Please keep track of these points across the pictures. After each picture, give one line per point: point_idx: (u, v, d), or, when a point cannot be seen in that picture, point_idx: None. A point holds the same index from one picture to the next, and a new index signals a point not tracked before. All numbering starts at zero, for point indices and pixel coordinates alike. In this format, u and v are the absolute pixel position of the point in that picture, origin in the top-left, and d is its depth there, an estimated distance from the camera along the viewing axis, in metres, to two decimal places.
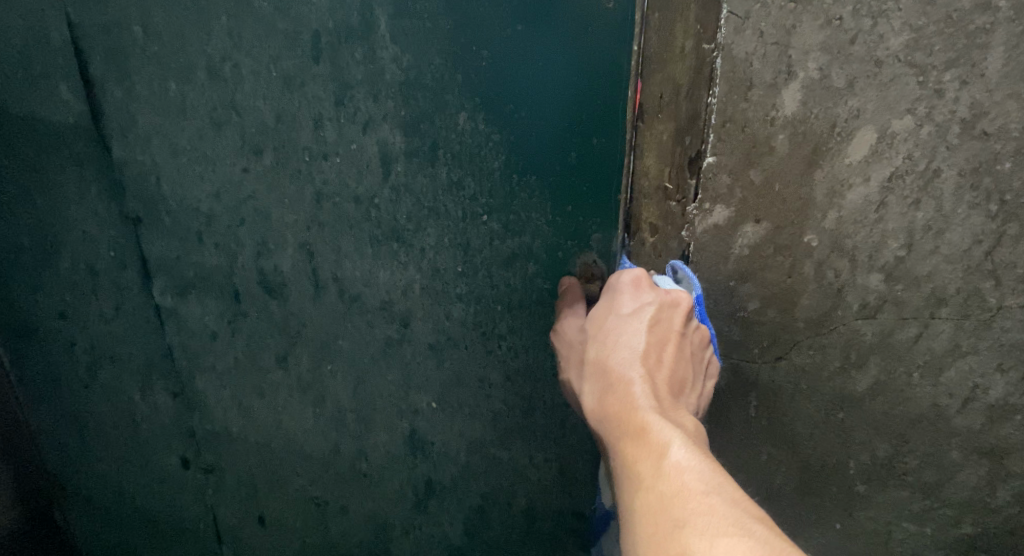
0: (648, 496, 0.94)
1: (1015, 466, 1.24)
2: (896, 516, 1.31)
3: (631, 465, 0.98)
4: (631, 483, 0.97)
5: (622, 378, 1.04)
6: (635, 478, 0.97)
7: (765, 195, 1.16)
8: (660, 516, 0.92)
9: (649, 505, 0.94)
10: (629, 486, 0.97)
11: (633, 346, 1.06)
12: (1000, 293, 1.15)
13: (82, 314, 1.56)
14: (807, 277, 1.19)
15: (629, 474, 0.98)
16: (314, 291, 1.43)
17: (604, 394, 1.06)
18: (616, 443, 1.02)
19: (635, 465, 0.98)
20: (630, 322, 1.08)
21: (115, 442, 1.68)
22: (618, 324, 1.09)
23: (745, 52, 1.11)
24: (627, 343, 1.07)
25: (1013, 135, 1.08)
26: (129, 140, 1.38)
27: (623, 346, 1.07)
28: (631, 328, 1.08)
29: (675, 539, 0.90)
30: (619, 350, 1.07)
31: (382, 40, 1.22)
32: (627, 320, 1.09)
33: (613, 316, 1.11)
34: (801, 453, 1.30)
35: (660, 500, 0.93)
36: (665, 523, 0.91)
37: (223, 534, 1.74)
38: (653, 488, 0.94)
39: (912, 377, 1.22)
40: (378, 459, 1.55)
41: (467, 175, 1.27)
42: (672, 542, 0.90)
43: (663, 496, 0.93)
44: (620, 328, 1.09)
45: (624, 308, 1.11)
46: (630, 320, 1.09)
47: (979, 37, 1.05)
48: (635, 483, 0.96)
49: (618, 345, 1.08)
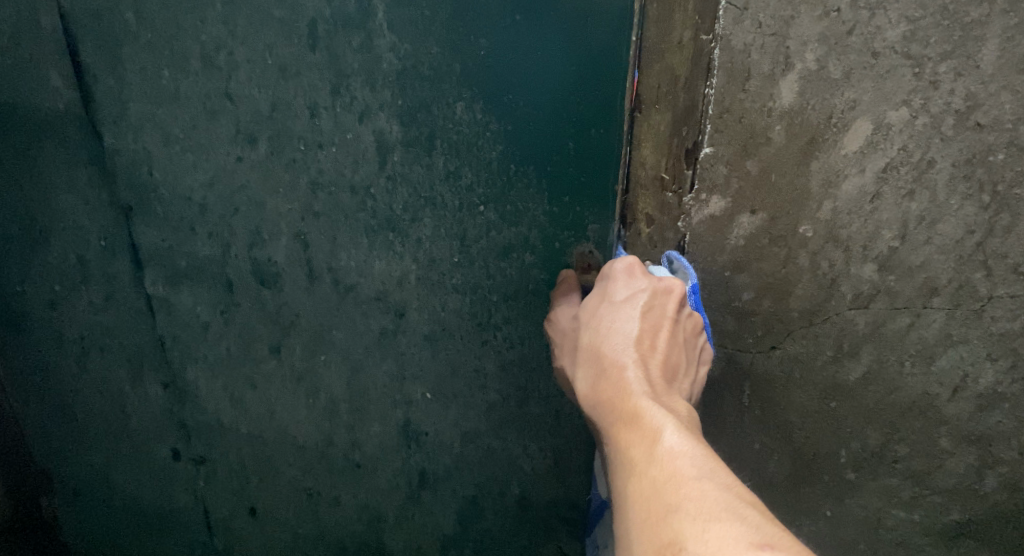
0: (641, 480, 0.95)
1: (1003, 453, 1.26)
2: (886, 503, 1.33)
3: (624, 451, 0.98)
4: (623, 468, 0.98)
5: (614, 364, 1.05)
6: (628, 463, 0.97)
7: (761, 186, 1.18)
8: (652, 500, 0.93)
9: (641, 493, 0.94)
10: (622, 471, 0.98)
11: (627, 332, 1.06)
12: (992, 283, 1.17)
13: (72, 304, 1.54)
14: (801, 267, 1.20)
15: (622, 460, 0.98)
16: (308, 281, 1.42)
17: (600, 378, 1.06)
18: (609, 429, 1.02)
19: (628, 450, 0.98)
20: (623, 308, 1.09)
21: (103, 432, 1.66)
22: (611, 311, 1.10)
23: (743, 43, 1.12)
24: (622, 330, 1.07)
25: (1006, 126, 1.10)
26: (121, 128, 1.37)
27: (617, 332, 1.07)
28: (624, 315, 1.08)
29: (668, 524, 0.90)
30: (613, 336, 1.07)
31: (380, 28, 1.22)
32: (620, 307, 1.09)
33: (606, 303, 1.11)
34: (793, 442, 1.32)
35: (652, 485, 0.94)
36: (658, 508, 0.92)
37: (213, 525, 1.73)
38: (645, 472, 0.95)
39: (903, 365, 1.24)
40: (372, 449, 1.55)
41: (464, 164, 1.27)
42: (666, 527, 0.90)
43: (656, 481, 0.94)
44: (614, 314, 1.09)
45: (618, 295, 1.11)
46: (624, 306, 1.09)
47: (974, 29, 1.07)
48: (629, 469, 0.97)
49: (612, 332, 1.08)
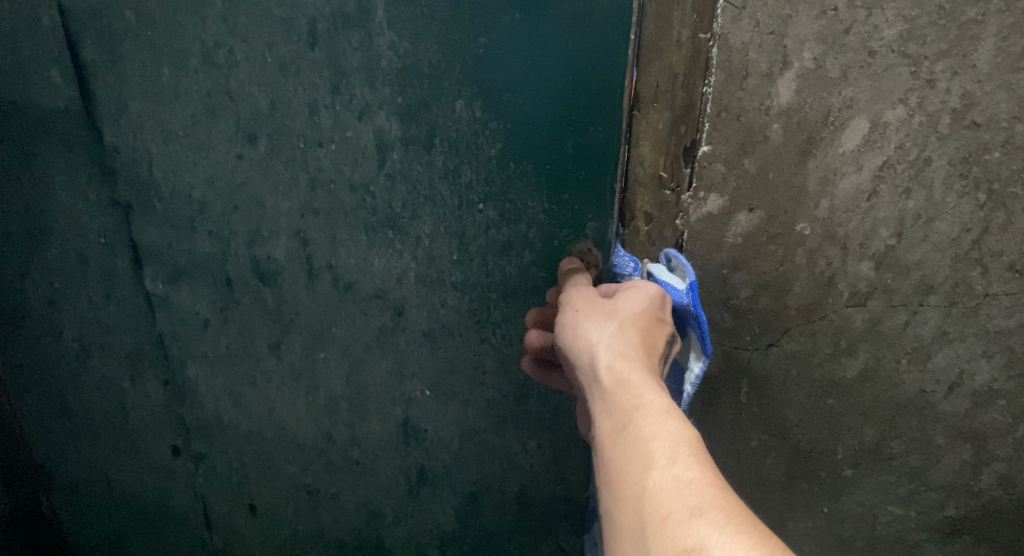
0: (661, 477, 0.90)
1: (998, 450, 1.27)
2: (883, 499, 1.33)
3: (647, 443, 0.93)
4: (642, 460, 0.92)
5: (646, 362, 1.00)
6: (647, 456, 0.92)
7: (759, 184, 1.18)
8: (673, 500, 0.88)
9: (664, 490, 0.89)
10: (641, 462, 0.92)
11: (657, 343, 1.04)
12: (987, 281, 1.18)
13: (71, 301, 1.55)
14: (798, 265, 1.21)
15: (643, 452, 0.93)
16: (308, 279, 1.43)
17: (629, 360, 1.00)
18: (629, 411, 0.96)
19: (649, 442, 0.93)
20: (655, 320, 1.06)
21: (103, 429, 1.67)
22: (645, 314, 1.06)
23: (741, 41, 1.13)
24: (653, 339, 1.04)
25: (1002, 125, 1.11)
26: (121, 125, 1.37)
27: (649, 337, 1.04)
28: (655, 326, 1.06)
29: (689, 526, 0.86)
30: (646, 338, 1.04)
31: (380, 27, 1.22)
32: (653, 317, 1.07)
33: (639, 303, 1.07)
34: (790, 439, 1.32)
35: (674, 484, 0.89)
36: (679, 508, 0.87)
37: (213, 522, 1.73)
38: (668, 470, 0.90)
39: (900, 363, 1.24)
40: (371, 446, 1.56)
41: (464, 163, 1.27)
42: (689, 529, 0.85)
43: (678, 482, 0.89)
44: (647, 318, 1.06)
45: (651, 301, 1.08)
46: (657, 319, 1.07)
47: (971, 28, 1.07)
48: (650, 463, 0.92)
49: (645, 334, 1.04)
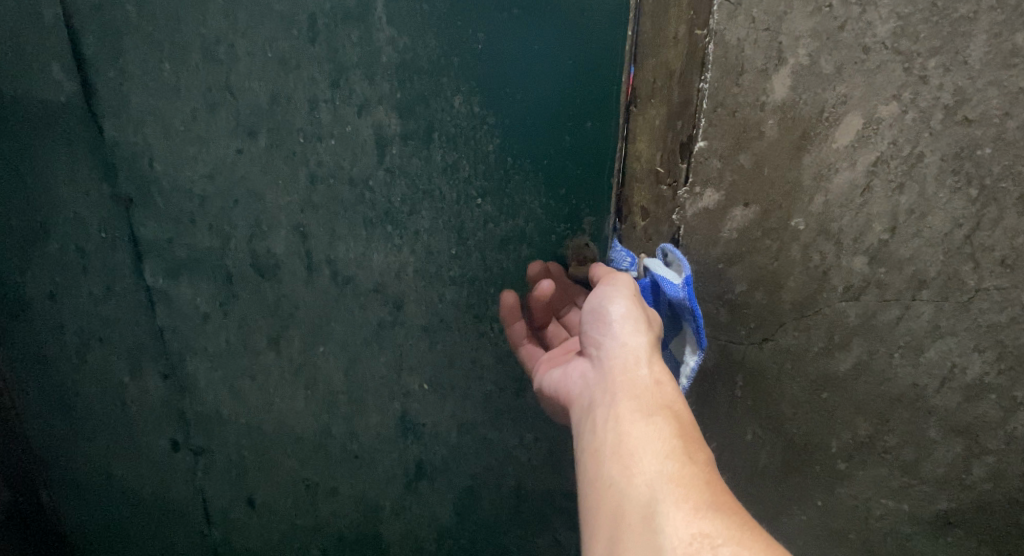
0: (682, 467, 0.96)
1: (990, 443, 1.29)
2: (877, 492, 1.35)
3: (673, 436, 0.99)
4: (665, 447, 0.98)
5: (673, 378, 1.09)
6: (672, 445, 0.98)
7: (754, 180, 1.20)
8: (691, 490, 0.93)
9: (682, 479, 0.95)
10: (664, 448, 0.98)
11: None
12: (979, 275, 1.20)
13: (72, 295, 1.56)
14: (793, 260, 1.22)
15: (668, 440, 0.98)
16: (307, 273, 1.44)
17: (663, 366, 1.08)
18: (659, 405, 1.02)
19: (675, 435, 0.99)
20: None
21: (102, 422, 1.67)
22: None
23: (736, 37, 1.14)
24: None
25: (993, 121, 1.12)
26: (122, 120, 1.38)
27: None
28: None
29: (706, 515, 0.90)
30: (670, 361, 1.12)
31: (379, 23, 1.23)
32: None
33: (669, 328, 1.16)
34: (786, 432, 1.33)
35: (693, 476, 0.95)
36: (695, 498, 0.92)
37: (212, 516, 1.74)
38: (689, 462, 0.96)
39: (893, 356, 1.26)
40: (370, 440, 1.57)
41: (462, 157, 1.28)
42: (705, 518, 0.90)
43: (697, 475, 0.95)
44: None
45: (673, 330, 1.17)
46: None
47: (962, 24, 1.09)
48: (674, 452, 0.97)
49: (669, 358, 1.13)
